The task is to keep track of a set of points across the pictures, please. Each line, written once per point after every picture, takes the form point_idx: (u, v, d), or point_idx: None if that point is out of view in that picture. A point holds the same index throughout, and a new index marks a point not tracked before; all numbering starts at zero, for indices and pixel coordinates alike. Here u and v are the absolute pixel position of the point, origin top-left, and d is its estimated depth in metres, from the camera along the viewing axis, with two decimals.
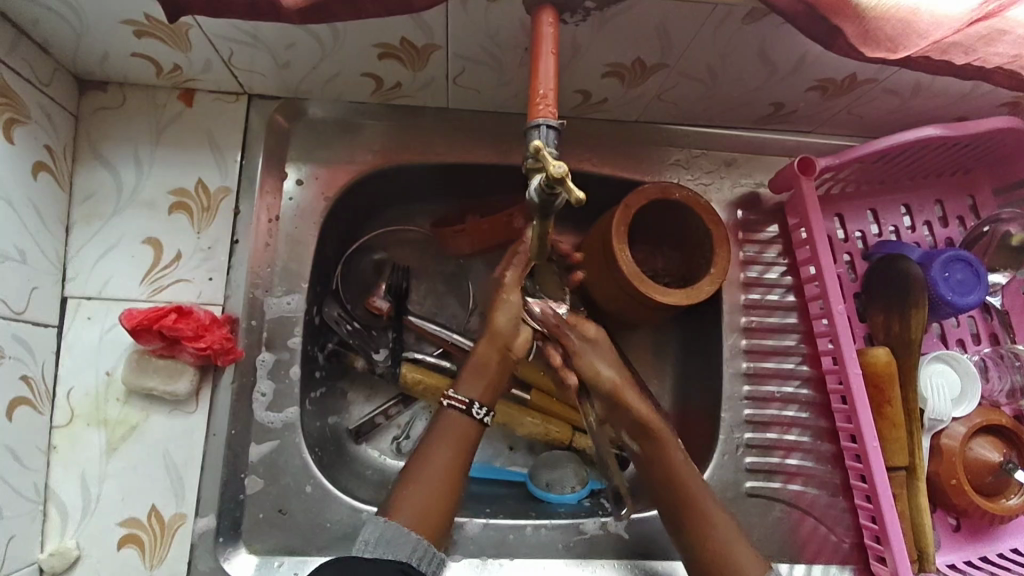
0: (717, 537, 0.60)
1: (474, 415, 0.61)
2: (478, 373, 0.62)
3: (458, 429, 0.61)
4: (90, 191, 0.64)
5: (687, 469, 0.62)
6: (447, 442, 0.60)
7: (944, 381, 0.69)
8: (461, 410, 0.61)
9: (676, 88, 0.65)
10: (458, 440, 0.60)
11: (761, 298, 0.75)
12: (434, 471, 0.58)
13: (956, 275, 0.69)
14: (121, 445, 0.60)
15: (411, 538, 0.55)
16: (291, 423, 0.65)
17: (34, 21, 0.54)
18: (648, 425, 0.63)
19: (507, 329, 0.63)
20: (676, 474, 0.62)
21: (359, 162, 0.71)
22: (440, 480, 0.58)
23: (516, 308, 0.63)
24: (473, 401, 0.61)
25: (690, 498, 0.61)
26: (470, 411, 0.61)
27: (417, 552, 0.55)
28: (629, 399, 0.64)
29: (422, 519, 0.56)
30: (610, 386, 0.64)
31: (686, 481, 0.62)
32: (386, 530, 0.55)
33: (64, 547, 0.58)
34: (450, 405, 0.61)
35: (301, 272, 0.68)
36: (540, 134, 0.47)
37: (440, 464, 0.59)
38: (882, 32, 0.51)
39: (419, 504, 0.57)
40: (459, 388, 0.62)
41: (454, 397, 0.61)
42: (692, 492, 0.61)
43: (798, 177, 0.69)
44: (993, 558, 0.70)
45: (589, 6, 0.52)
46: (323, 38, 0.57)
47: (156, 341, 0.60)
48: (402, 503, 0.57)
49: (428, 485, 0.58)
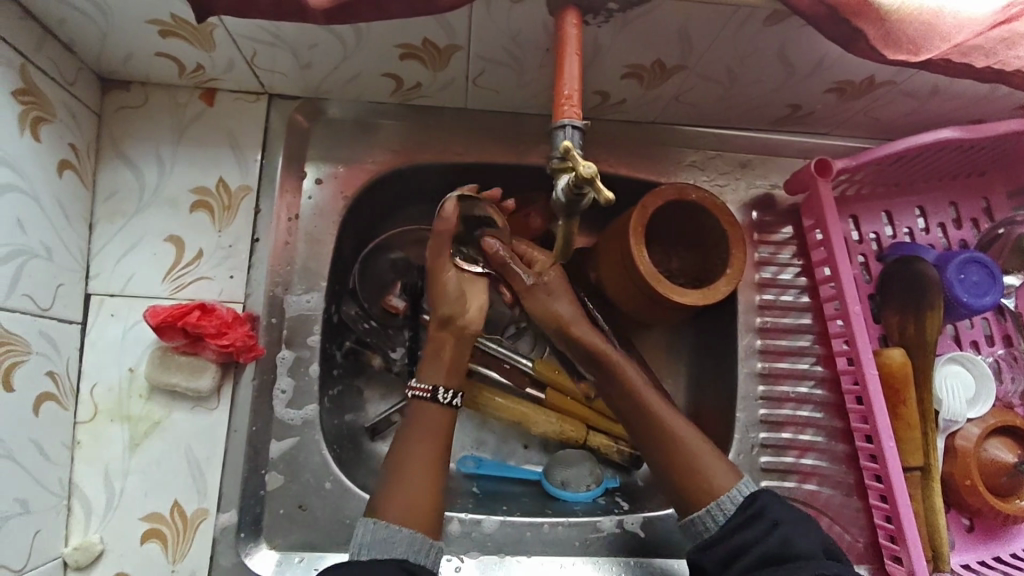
0: (689, 457, 0.62)
1: (441, 401, 0.63)
2: (435, 359, 0.65)
3: (431, 421, 0.62)
4: (113, 189, 0.64)
5: (652, 397, 0.64)
6: (419, 435, 0.61)
7: (958, 382, 0.70)
8: (427, 398, 0.63)
9: (695, 90, 0.66)
10: (430, 435, 0.62)
11: (776, 299, 0.75)
12: (413, 463, 0.60)
13: (972, 277, 0.69)
14: (144, 441, 0.61)
15: (404, 533, 0.56)
16: (311, 420, 0.66)
17: (61, 20, 0.55)
18: (599, 355, 0.66)
19: (454, 310, 0.65)
20: (642, 403, 0.64)
21: (378, 162, 0.71)
22: (422, 471, 0.59)
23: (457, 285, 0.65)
24: (437, 387, 0.63)
25: (657, 421, 0.63)
26: (435, 397, 0.63)
27: (415, 546, 0.56)
28: (575, 333, 0.66)
29: (409, 509, 0.57)
30: (558, 324, 0.66)
31: (650, 409, 0.64)
32: (376, 531, 0.55)
33: (88, 542, 0.58)
34: (415, 395, 0.63)
35: (320, 270, 0.68)
36: (566, 134, 0.48)
37: (420, 458, 0.60)
38: (904, 35, 0.52)
39: (404, 499, 0.57)
40: (421, 378, 0.64)
41: (418, 386, 0.63)
42: (658, 417, 0.63)
43: (816, 178, 0.70)
44: (1007, 559, 0.71)
45: (612, 7, 0.53)
46: (346, 38, 0.58)
47: (180, 337, 0.60)
48: (388, 500, 0.57)
49: (412, 479, 0.59)
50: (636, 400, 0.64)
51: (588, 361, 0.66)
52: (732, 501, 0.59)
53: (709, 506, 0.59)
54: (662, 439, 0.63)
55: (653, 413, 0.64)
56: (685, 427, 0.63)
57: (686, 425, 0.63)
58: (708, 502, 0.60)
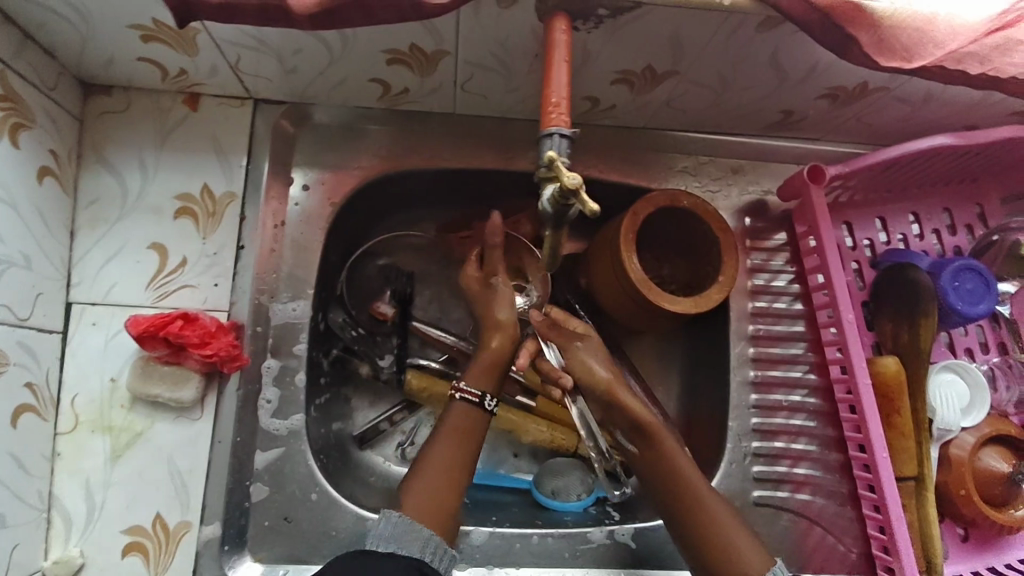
0: (729, 545, 0.58)
1: (484, 407, 0.62)
2: (485, 366, 0.63)
3: (466, 424, 0.61)
4: (95, 196, 0.63)
5: (697, 478, 0.61)
6: (451, 439, 0.60)
7: (952, 391, 0.69)
8: (473, 402, 0.62)
9: (687, 95, 0.65)
10: (462, 438, 0.60)
11: (769, 306, 0.75)
12: (440, 464, 0.58)
13: (966, 284, 0.68)
14: (126, 452, 0.60)
15: (422, 533, 0.54)
16: (297, 430, 0.65)
17: (40, 25, 0.54)
18: (644, 427, 0.62)
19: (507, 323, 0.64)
20: (685, 482, 0.60)
21: (366, 168, 0.70)
22: (448, 474, 0.58)
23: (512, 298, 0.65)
24: (485, 393, 0.62)
25: (698, 503, 0.60)
26: (483, 403, 0.62)
27: (430, 547, 0.54)
28: (619, 397, 0.62)
29: (430, 510, 0.56)
30: (603, 386, 0.63)
31: (695, 489, 0.60)
32: (398, 524, 0.54)
33: (68, 556, 0.57)
34: (461, 397, 0.62)
35: (307, 279, 0.67)
36: (552, 143, 0.47)
37: (451, 463, 0.58)
38: (897, 41, 0.51)
39: (428, 498, 0.56)
40: (468, 380, 0.63)
41: (465, 389, 0.62)
42: (701, 501, 0.60)
43: (808, 185, 0.69)
44: (1001, 568, 0.70)
45: (601, 14, 0.52)
46: (331, 44, 0.57)
47: (162, 347, 0.59)
48: (412, 498, 0.56)
49: (436, 481, 0.57)
50: (680, 479, 0.61)
51: (631, 430, 0.63)
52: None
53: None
54: (700, 521, 0.59)
55: (697, 495, 0.60)
56: (727, 512, 0.60)
57: (729, 511, 0.60)
58: None
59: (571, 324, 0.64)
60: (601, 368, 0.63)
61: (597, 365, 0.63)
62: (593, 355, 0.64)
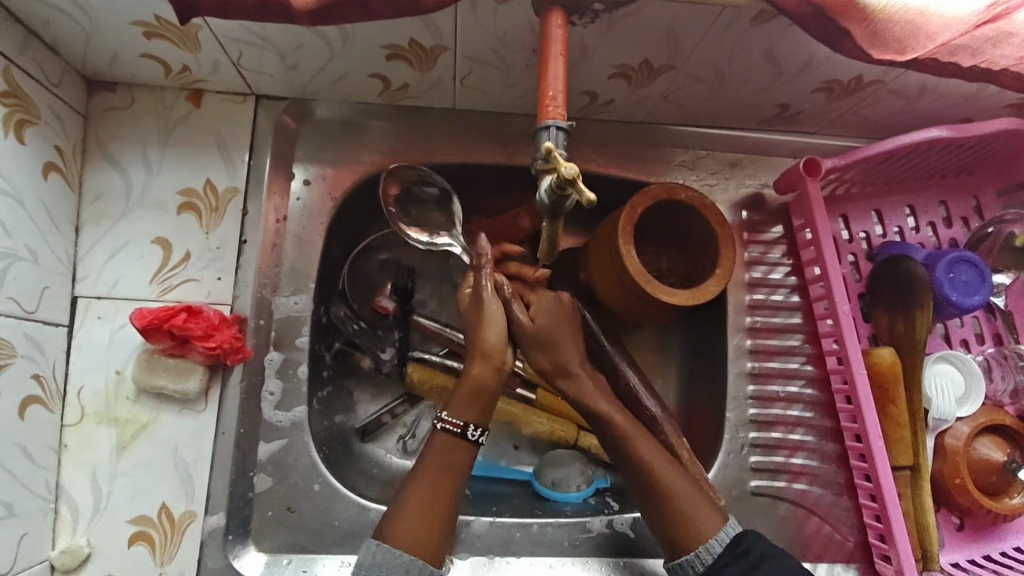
0: (695, 526, 0.58)
1: (468, 437, 0.59)
2: (469, 396, 0.59)
3: (453, 453, 0.59)
4: (100, 191, 0.64)
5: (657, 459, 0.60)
6: (433, 470, 0.58)
7: (948, 381, 0.70)
8: (457, 432, 0.59)
9: (684, 89, 0.66)
10: (446, 464, 0.58)
11: (766, 298, 0.75)
12: (424, 489, 0.57)
13: (961, 276, 0.69)
14: (131, 444, 0.61)
15: (404, 559, 0.54)
16: (299, 422, 0.66)
17: (45, 21, 0.54)
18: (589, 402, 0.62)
19: (496, 344, 0.60)
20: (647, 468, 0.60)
21: (366, 162, 0.71)
22: (434, 498, 0.57)
23: (499, 319, 0.60)
24: (467, 423, 0.59)
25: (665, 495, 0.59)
26: (466, 434, 0.59)
27: (414, 570, 0.54)
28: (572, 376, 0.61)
29: (418, 533, 0.55)
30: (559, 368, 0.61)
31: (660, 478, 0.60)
32: (377, 554, 0.54)
33: (75, 545, 0.58)
34: (443, 426, 0.59)
35: (308, 271, 0.68)
36: (550, 135, 0.48)
37: (434, 489, 0.57)
38: (890, 34, 0.52)
39: (413, 528, 0.55)
40: (451, 410, 0.60)
41: (448, 419, 0.59)
42: (665, 488, 0.59)
43: (804, 177, 0.69)
44: (997, 557, 0.71)
45: (597, 8, 0.53)
46: (332, 40, 0.58)
47: (166, 340, 0.60)
48: (397, 525, 0.55)
49: (421, 506, 0.56)
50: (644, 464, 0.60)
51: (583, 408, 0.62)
52: (720, 543, 0.57)
53: (699, 549, 0.57)
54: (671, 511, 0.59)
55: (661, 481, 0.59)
56: (690, 489, 0.60)
57: (704, 500, 0.59)
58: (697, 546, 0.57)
59: (537, 306, 0.61)
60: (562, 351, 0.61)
61: (566, 332, 0.62)
62: (555, 319, 0.61)
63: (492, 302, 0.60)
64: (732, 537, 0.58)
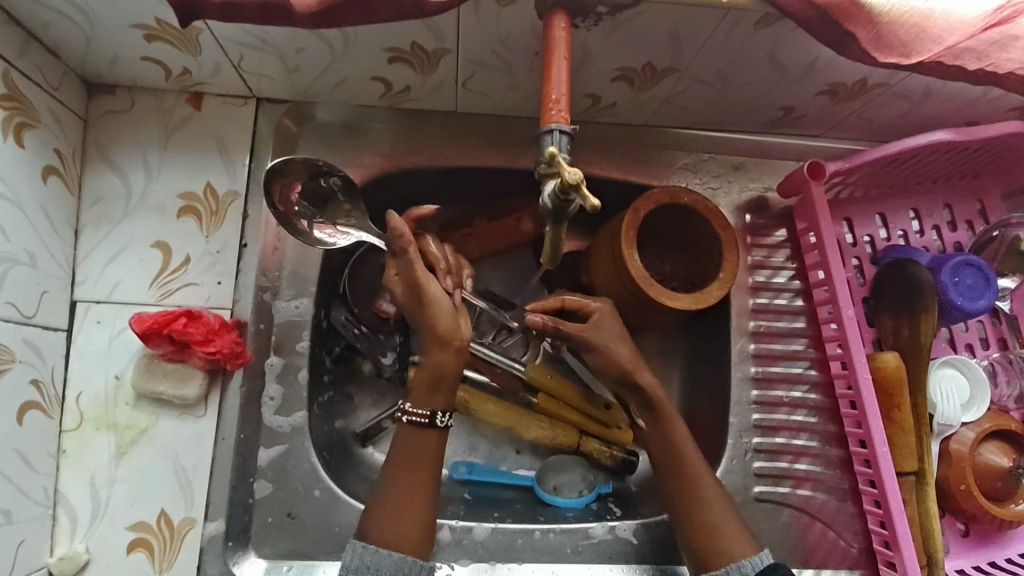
0: (723, 543, 0.58)
1: (438, 425, 0.61)
2: (430, 384, 0.60)
3: (423, 443, 0.60)
4: (99, 194, 0.63)
5: (699, 469, 0.62)
6: (408, 464, 0.59)
7: (953, 387, 0.69)
8: (425, 423, 0.60)
9: (687, 93, 0.65)
10: (417, 459, 0.59)
11: (770, 302, 0.75)
12: (399, 489, 0.58)
13: (966, 280, 0.69)
14: (130, 450, 0.60)
15: (393, 557, 0.55)
16: (299, 427, 0.65)
17: (45, 24, 0.54)
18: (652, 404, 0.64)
19: (448, 327, 0.59)
20: (689, 478, 0.62)
21: (367, 165, 0.70)
22: (411, 497, 0.58)
23: (445, 302, 0.59)
24: (434, 412, 0.61)
25: (699, 506, 0.60)
26: (434, 422, 0.61)
27: (404, 568, 0.55)
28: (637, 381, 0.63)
29: (401, 529, 0.57)
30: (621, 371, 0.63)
31: (699, 488, 0.61)
32: (364, 554, 0.55)
33: (73, 551, 0.58)
34: (410, 420, 0.61)
35: (310, 276, 0.67)
36: (553, 139, 0.47)
37: (411, 485, 0.58)
38: (896, 37, 0.51)
39: (394, 523, 0.57)
40: (416, 401, 0.61)
41: (414, 412, 0.60)
42: (700, 498, 0.61)
43: (808, 181, 0.69)
44: (1003, 563, 0.70)
45: (601, 11, 0.52)
46: (333, 43, 0.57)
47: (166, 344, 0.60)
48: (378, 521, 0.57)
49: (402, 502, 0.58)
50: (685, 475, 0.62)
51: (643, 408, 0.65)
52: (753, 567, 0.57)
53: (731, 568, 0.57)
54: (699, 522, 0.60)
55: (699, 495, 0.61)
56: (722, 502, 0.61)
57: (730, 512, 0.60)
58: (726, 564, 0.58)
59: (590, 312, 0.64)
60: (619, 349, 0.63)
61: (620, 335, 0.64)
62: (615, 324, 0.64)
63: (430, 287, 0.59)
64: (766, 565, 0.58)
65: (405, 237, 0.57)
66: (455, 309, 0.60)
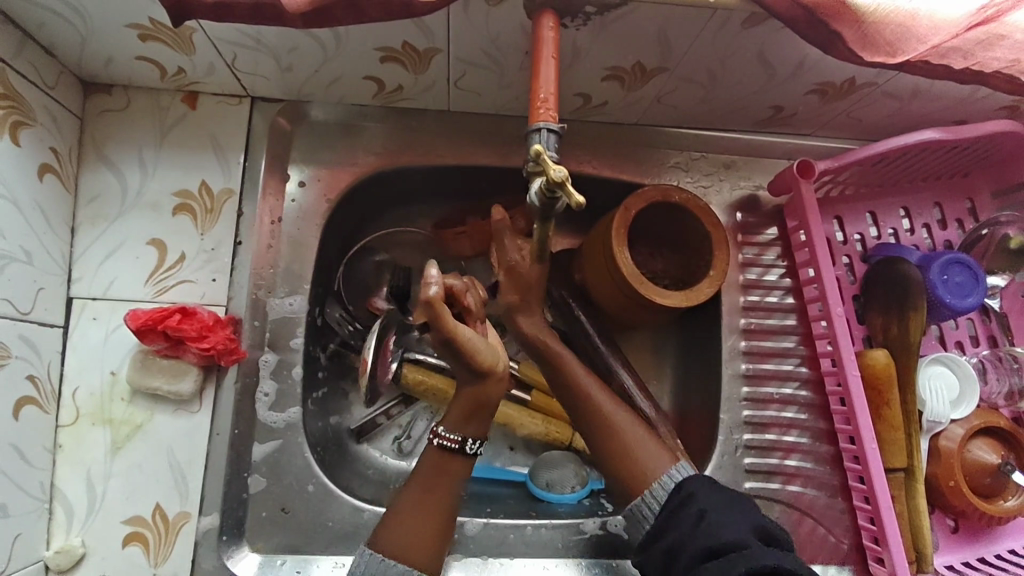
0: (644, 468, 0.59)
1: (467, 452, 0.58)
2: (471, 415, 0.57)
3: (451, 466, 0.57)
4: (96, 192, 0.64)
5: (603, 398, 0.62)
6: (426, 477, 0.57)
7: (942, 383, 0.70)
8: (454, 448, 0.57)
9: (677, 92, 0.66)
10: (438, 477, 0.57)
11: (761, 300, 0.75)
12: (413, 503, 0.56)
13: (955, 278, 0.69)
14: (126, 444, 0.61)
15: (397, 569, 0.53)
16: (294, 423, 0.66)
17: (41, 24, 0.55)
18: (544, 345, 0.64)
19: (491, 364, 0.55)
20: (594, 409, 0.62)
21: (361, 164, 0.71)
22: (429, 511, 0.55)
23: (485, 344, 0.54)
24: (466, 438, 0.57)
25: (610, 432, 0.61)
26: (463, 449, 0.57)
27: None
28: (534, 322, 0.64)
29: (411, 543, 0.54)
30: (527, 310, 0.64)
31: (606, 414, 0.62)
32: (370, 562, 0.53)
33: (69, 545, 0.59)
34: (439, 443, 0.57)
35: (303, 274, 0.69)
36: (541, 138, 0.48)
37: (427, 500, 0.56)
38: (881, 36, 0.52)
39: (405, 536, 0.54)
40: (447, 426, 0.57)
41: (445, 436, 0.57)
42: (613, 426, 0.61)
43: (797, 180, 0.69)
44: (991, 559, 0.71)
45: (589, 11, 0.53)
46: (326, 42, 0.58)
47: (161, 341, 0.60)
48: (389, 531, 0.54)
49: (414, 515, 0.55)
50: (591, 414, 0.62)
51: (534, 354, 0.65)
52: (665, 488, 0.57)
53: (645, 494, 0.57)
54: (613, 448, 0.60)
55: (610, 428, 0.61)
56: (638, 430, 0.61)
57: (648, 436, 0.61)
58: (645, 490, 0.58)
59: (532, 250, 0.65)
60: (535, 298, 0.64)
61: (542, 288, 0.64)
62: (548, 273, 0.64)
63: (467, 337, 0.52)
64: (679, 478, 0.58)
65: (431, 291, 0.48)
66: (492, 342, 0.55)
